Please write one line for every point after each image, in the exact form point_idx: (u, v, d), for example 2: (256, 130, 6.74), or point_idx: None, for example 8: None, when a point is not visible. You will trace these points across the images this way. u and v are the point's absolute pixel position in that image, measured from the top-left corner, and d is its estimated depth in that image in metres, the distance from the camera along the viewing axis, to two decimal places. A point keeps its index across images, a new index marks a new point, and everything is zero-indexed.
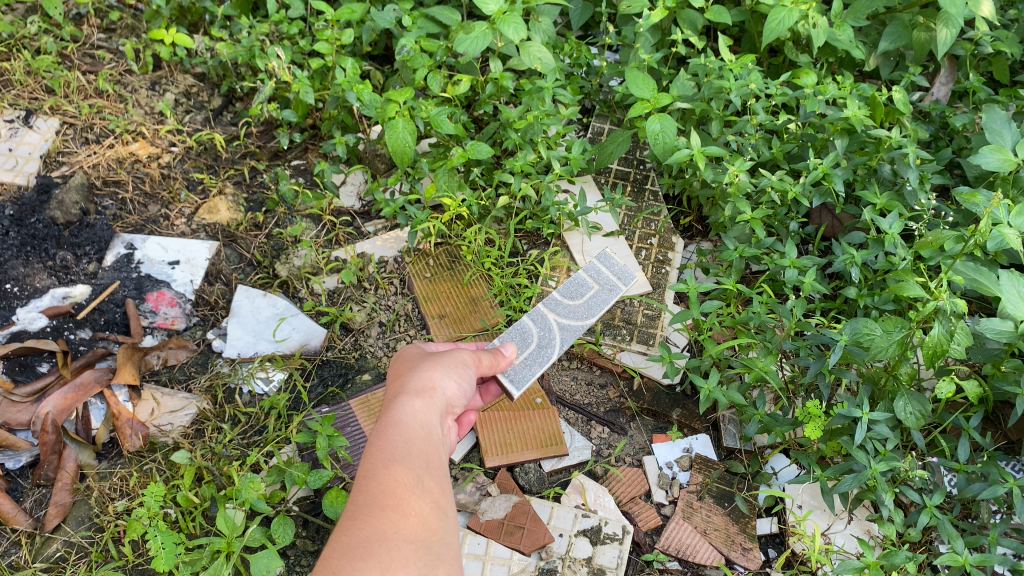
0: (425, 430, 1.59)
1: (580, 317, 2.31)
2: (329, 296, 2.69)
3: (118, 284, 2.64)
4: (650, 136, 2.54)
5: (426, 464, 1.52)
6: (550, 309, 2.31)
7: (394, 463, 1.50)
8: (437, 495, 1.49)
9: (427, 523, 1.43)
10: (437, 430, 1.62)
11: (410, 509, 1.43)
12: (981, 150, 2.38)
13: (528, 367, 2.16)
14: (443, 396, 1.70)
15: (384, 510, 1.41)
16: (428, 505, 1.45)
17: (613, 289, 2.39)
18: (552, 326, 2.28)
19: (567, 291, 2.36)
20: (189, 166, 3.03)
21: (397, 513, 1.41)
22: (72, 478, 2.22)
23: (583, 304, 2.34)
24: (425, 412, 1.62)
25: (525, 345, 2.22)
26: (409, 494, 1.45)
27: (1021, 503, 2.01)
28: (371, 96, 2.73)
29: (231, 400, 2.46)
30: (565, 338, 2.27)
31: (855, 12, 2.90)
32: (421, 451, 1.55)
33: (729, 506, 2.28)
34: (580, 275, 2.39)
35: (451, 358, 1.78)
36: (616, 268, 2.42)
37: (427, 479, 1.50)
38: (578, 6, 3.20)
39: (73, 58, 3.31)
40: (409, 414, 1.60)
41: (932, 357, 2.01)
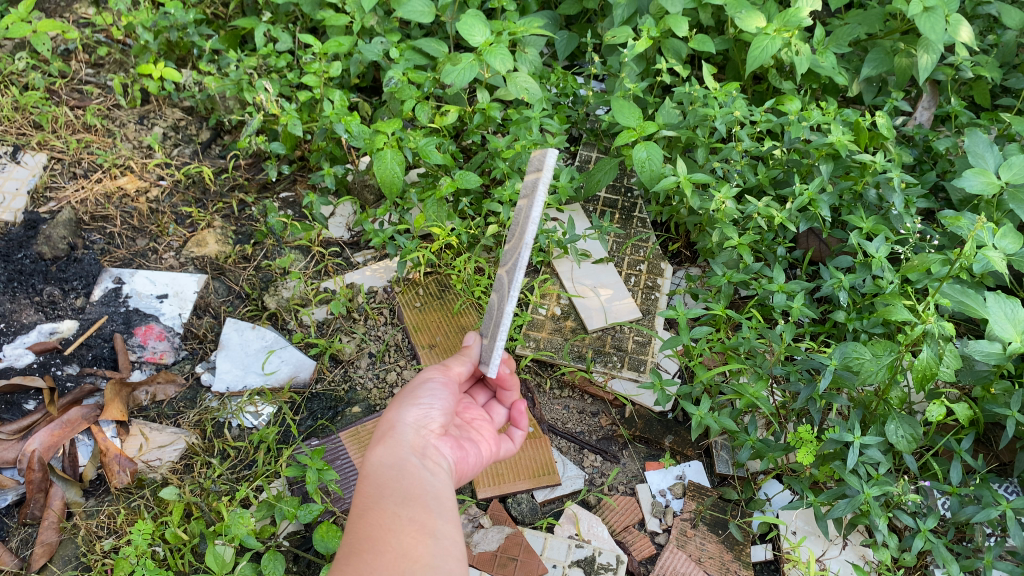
0: (397, 468, 1.61)
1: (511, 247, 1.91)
2: (318, 328, 2.69)
3: (106, 318, 2.63)
4: (637, 164, 2.56)
5: (402, 498, 1.53)
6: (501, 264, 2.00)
7: (369, 509, 1.51)
8: (417, 524, 1.48)
9: (407, 553, 1.42)
10: (413, 461, 1.64)
11: (388, 546, 1.43)
12: (965, 174, 2.41)
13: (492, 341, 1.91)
14: (407, 427, 1.73)
15: (360, 556, 1.42)
16: (406, 536, 1.45)
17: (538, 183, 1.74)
18: (501, 277, 1.97)
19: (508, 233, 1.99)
20: (178, 200, 3.03)
21: (373, 555, 1.42)
22: (58, 517, 2.20)
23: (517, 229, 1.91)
24: (391, 452, 1.65)
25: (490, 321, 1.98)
26: (385, 533, 1.46)
27: (1016, 526, 2.00)
28: (359, 127, 2.74)
29: (220, 434, 2.44)
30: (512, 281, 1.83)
31: (837, 39, 2.94)
32: (396, 489, 1.55)
33: (723, 533, 2.26)
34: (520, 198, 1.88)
35: (407, 390, 1.82)
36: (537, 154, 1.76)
37: (403, 511, 1.50)
38: (563, 36, 3.24)
39: (61, 94, 3.32)
40: (376, 461, 1.63)
41: (921, 380, 2.02)
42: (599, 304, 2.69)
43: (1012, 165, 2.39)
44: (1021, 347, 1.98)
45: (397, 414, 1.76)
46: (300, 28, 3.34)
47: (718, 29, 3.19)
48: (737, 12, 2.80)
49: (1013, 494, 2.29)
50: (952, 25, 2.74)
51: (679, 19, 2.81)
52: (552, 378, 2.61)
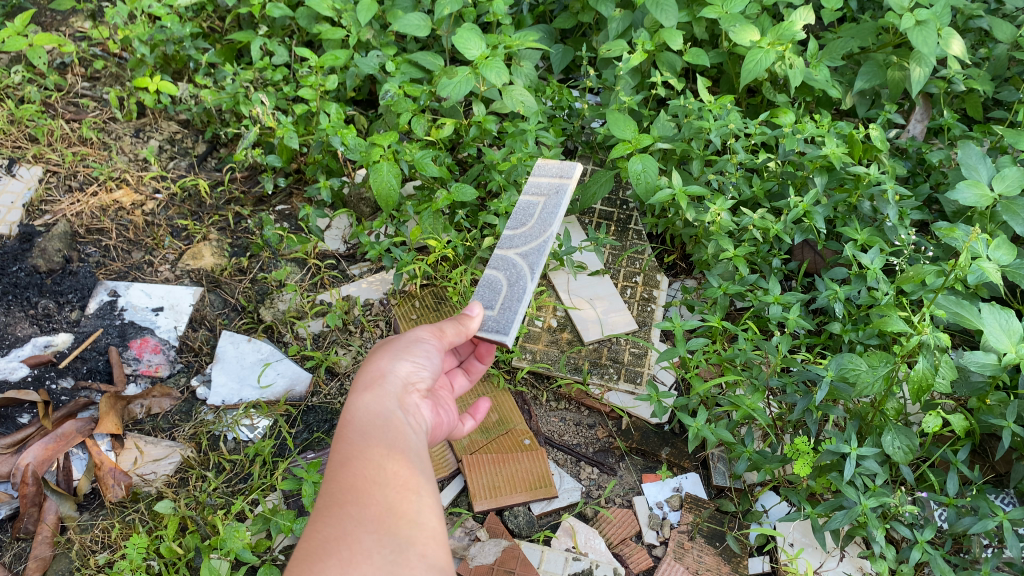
0: (382, 419, 1.54)
1: (539, 235, 2.31)
2: (315, 340, 2.68)
3: (101, 331, 2.62)
4: (632, 176, 2.57)
5: (387, 451, 1.45)
6: (506, 246, 2.30)
7: (352, 459, 1.43)
8: (403, 478, 1.40)
9: (392, 507, 1.34)
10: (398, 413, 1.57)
11: (371, 498, 1.35)
12: (958, 186, 2.43)
13: (510, 310, 2.12)
14: (396, 378, 1.66)
15: (343, 507, 1.34)
16: (391, 490, 1.37)
17: (561, 190, 2.39)
18: (515, 260, 2.27)
19: (516, 222, 2.36)
20: (173, 213, 3.03)
21: (356, 506, 1.34)
22: (52, 531, 2.18)
23: (536, 222, 2.34)
24: (377, 401, 1.58)
25: (498, 292, 2.18)
26: (369, 485, 1.37)
27: (1013, 537, 2.00)
28: (355, 140, 2.74)
29: (215, 447, 2.43)
30: (534, 262, 2.26)
31: (830, 53, 2.96)
32: (382, 440, 1.48)
33: (720, 546, 2.25)
34: (524, 200, 2.41)
35: (402, 340, 1.75)
36: (555, 172, 2.43)
37: (388, 464, 1.42)
38: (558, 49, 3.24)
39: (57, 107, 3.32)
40: (361, 407, 1.56)
41: (918, 392, 2.02)
42: (595, 316, 2.70)
43: (1005, 177, 2.42)
44: (1015, 358, 1.99)
45: (386, 361, 1.69)
46: (296, 41, 3.35)
47: (712, 42, 3.21)
48: (730, 26, 2.81)
49: (1009, 505, 2.27)
50: (944, 38, 2.76)
51: (674, 33, 2.83)
52: (548, 391, 2.61)
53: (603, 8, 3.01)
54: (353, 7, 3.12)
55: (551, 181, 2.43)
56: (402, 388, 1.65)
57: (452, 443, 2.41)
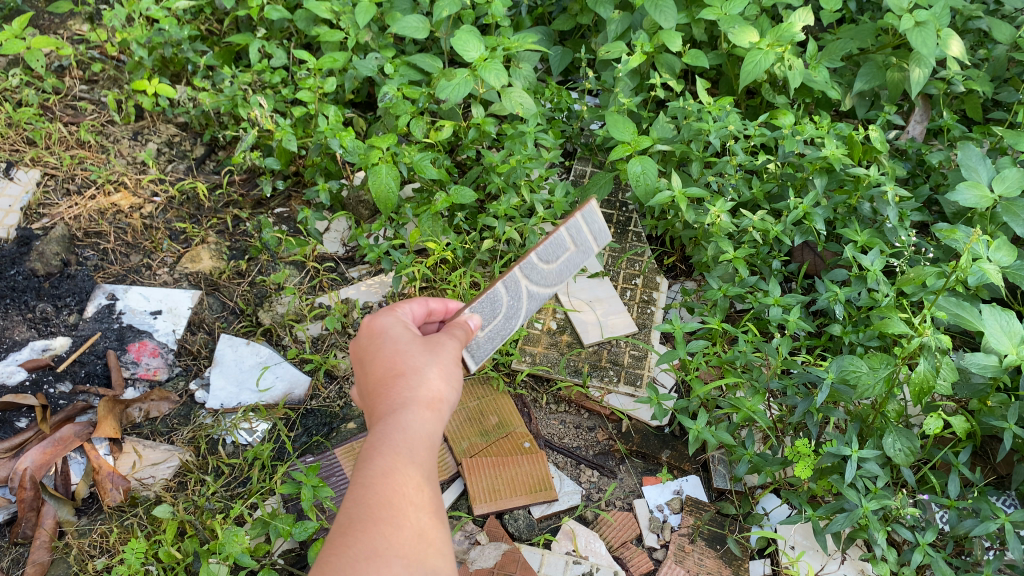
0: (432, 435, 1.38)
1: (549, 285, 2.18)
2: (314, 343, 2.69)
3: (99, 334, 2.61)
4: (632, 178, 2.56)
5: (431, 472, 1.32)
6: (527, 274, 2.10)
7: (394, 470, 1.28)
8: (438, 507, 1.29)
9: (426, 535, 1.23)
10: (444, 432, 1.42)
11: (409, 524, 1.23)
12: (958, 187, 2.43)
13: (490, 343, 2.07)
14: (453, 398, 1.47)
15: (378, 526, 1.21)
16: (428, 517, 1.25)
17: (585, 251, 2.25)
18: (521, 295, 2.12)
19: (544, 254, 2.15)
20: (172, 216, 3.02)
21: (392, 529, 1.21)
22: (50, 536, 2.16)
23: (556, 268, 2.19)
24: (433, 420, 1.40)
25: (494, 316, 2.05)
26: (409, 507, 1.24)
27: (1014, 540, 1.99)
28: (354, 142, 2.74)
29: (214, 451, 2.42)
30: (529, 308, 2.16)
31: (829, 54, 2.96)
32: (428, 459, 1.34)
33: (721, 549, 2.24)
34: (563, 235, 2.17)
35: (451, 348, 1.56)
36: (596, 228, 2.25)
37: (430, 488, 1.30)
38: (557, 51, 3.25)
39: (55, 110, 3.31)
40: (415, 421, 1.37)
41: (920, 394, 2.01)
42: (595, 319, 2.69)
43: (1005, 178, 2.41)
44: (1017, 360, 1.98)
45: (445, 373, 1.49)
46: (295, 44, 3.35)
47: (711, 44, 3.20)
48: (730, 27, 2.80)
49: (1011, 506, 2.26)
50: (943, 39, 2.76)
51: (672, 35, 2.82)
52: (548, 394, 2.61)
53: (602, 10, 3.00)
54: (351, 9, 3.11)
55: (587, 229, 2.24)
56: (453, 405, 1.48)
57: (452, 446, 2.40)
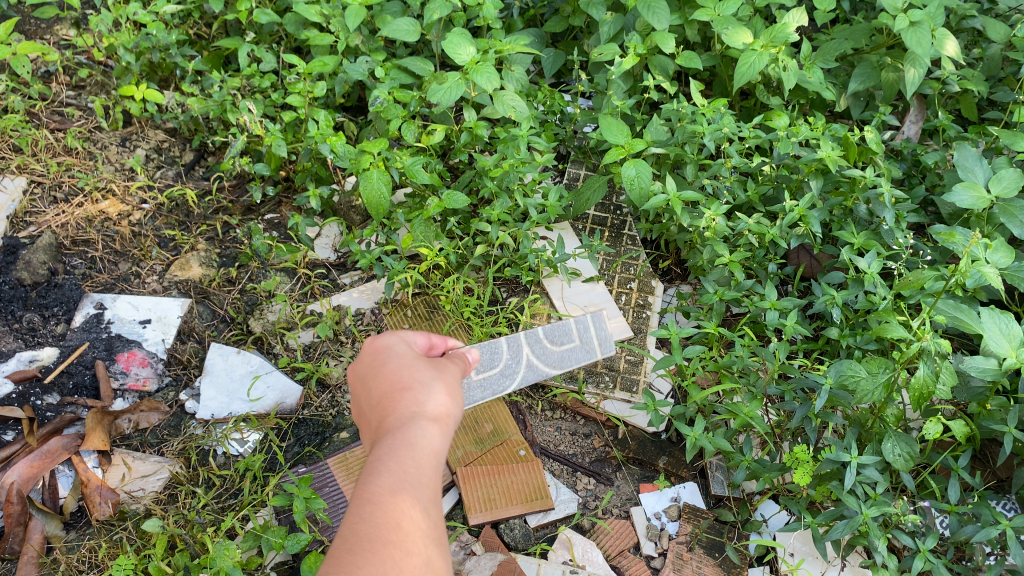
0: (438, 455, 1.37)
1: (549, 365, 2.38)
2: (305, 351, 2.65)
3: (87, 344, 2.57)
4: (626, 181, 2.52)
5: (434, 491, 1.29)
6: (530, 342, 2.35)
7: (402, 487, 1.25)
8: (443, 539, 1.25)
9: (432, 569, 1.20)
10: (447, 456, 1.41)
11: (417, 549, 1.19)
12: (954, 188, 2.40)
13: (480, 390, 2.23)
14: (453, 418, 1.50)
15: (388, 544, 1.17)
16: (437, 545, 1.22)
17: (592, 351, 2.46)
18: (521, 359, 2.34)
19: (553, 332, 2.40)
20: (161, 223, 2.99)
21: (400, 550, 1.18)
22: (37, 551, 2.12)
23: (558, 354, 2.40)
24: (442, 437, 1.40)
25: (490, 366, 2.28)
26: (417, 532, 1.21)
27: (1016, 546, 1.97)
28: (345, 147, 2.69)
29: (205, 462, 2.38)
30: (527, 377, 2.33)
31: (823, 56, 2.93)
32: (433, 481, 1.31)
33: (719, 556, 2.22)
34: (568, 326, 2.44)
35: (457, 373, 1.60)
36: (604, 334, 2.47)
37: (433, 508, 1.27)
38: (549, 54, 3.22)
39: (41, 117, 3.27)
40: (426, 436, 1.37)
41: (920, 399, 1.98)
42: (590, 323, 2.67)
43: (1001, 178, 2.39)
44: (1017, 363, 1.96)
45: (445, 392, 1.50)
46: (284, 47, 3.31)
47: (705, 45, 3.17)
48: (724, 28, 2.77)
49: (1011, 510, 2.25)
50: (938, 39, 2.74)
51: (666, 36, 2.80)
52: (543, 401, 2.57)
53: (594, 11, 2.98)
54: (341, 13, 3.08)
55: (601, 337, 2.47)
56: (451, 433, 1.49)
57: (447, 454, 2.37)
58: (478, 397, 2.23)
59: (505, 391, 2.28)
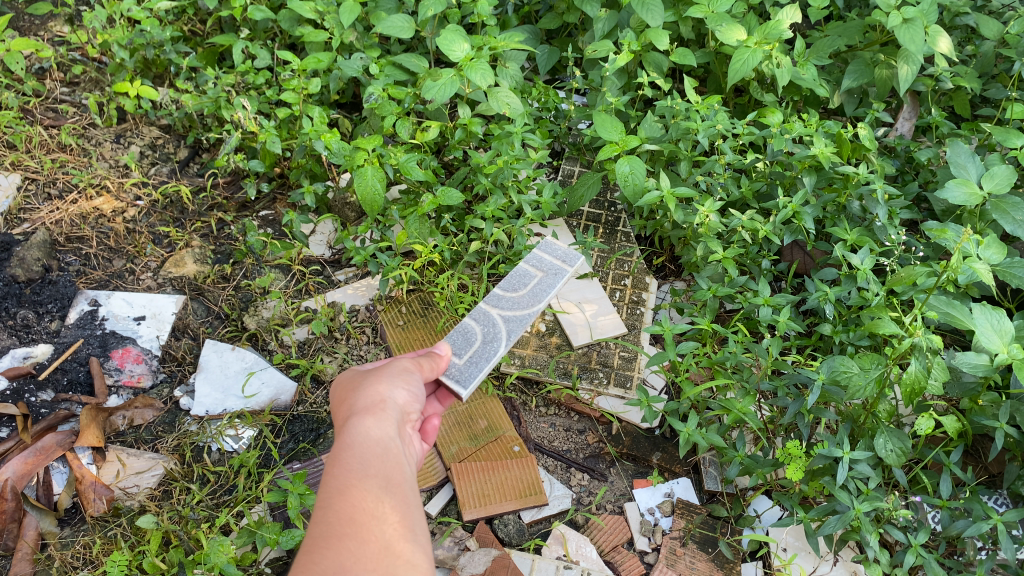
0: (383, 445, 1.49)
1: (525, 306, 2.34)
2: (300, 348, 2.66)
3: (82, 341, 2.57)
4: (620, 178, 2.53)
5: (382, 478, 1.40)
6: (493, 303, 2.34)
7: (347, 485, 1.37)
8: (399, 516, 1.35)
9: (391, 547, 1.29)
10: (398, 443, 1.52)
11: (370, 534, 1.30)
12: (947, 186, 2.41)
13: (474, 365, 2.16)
14: (396, 406, 1.62)
15: (340, 537, 1.28)
16: (391, 527, 1.32)
17: (558, 272, 2.42)
18: (495, 320, 2.31)
19: (508, 285, 2.40)
20: (155, 220, 2.99)
21: (354, 538, 1.29)
22: (32, 548, 2.13)
23: (527, 293, 2.38)
24: (380, 427, 1.53)
25: (470, 344, 2.23)
26: (368, 520, 1.32)
27: (1007, 540, 1.99)
28: (339, 144, 2.70)
29: (199, 459, 2.39)
30: (513, 329, 2.29)
31: (818, 51, 2.96)
32: (382, 470, 1.42)
33: (713, 551, 2.23)
34: (522, 267, 2.44)
35: (394, 369, 1.73)
36: (559, 254, 2.46)
37: (382, 494, 1.38)
38: (544, 50, 3.22)
39: (35, 113, 3.26)
40: (362, 431, 1.50)
41: (911, 394, 1.99)
42: (584, 320, 2.68)
43: (995, 175, 2.39)
44: (1008, 359, 1.96)
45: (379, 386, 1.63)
46: (279, 44, 3.31)
47: (699, 42, 3.18)
48: (718, 25, 2.78)
49: (1003, 505, 2.27)
50: (931, 36, 2.74)
51: (660, 33, 2.80)
52: (537, 397, 2.57)
53: (588, 8, 2.98)
54: (336, 9, 3.09)
55: (554, 261, 2.45)
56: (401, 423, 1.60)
57: (441, 450, 2.38)
58: (484, 371, 2.15)
59: (499, 356, 2.23)
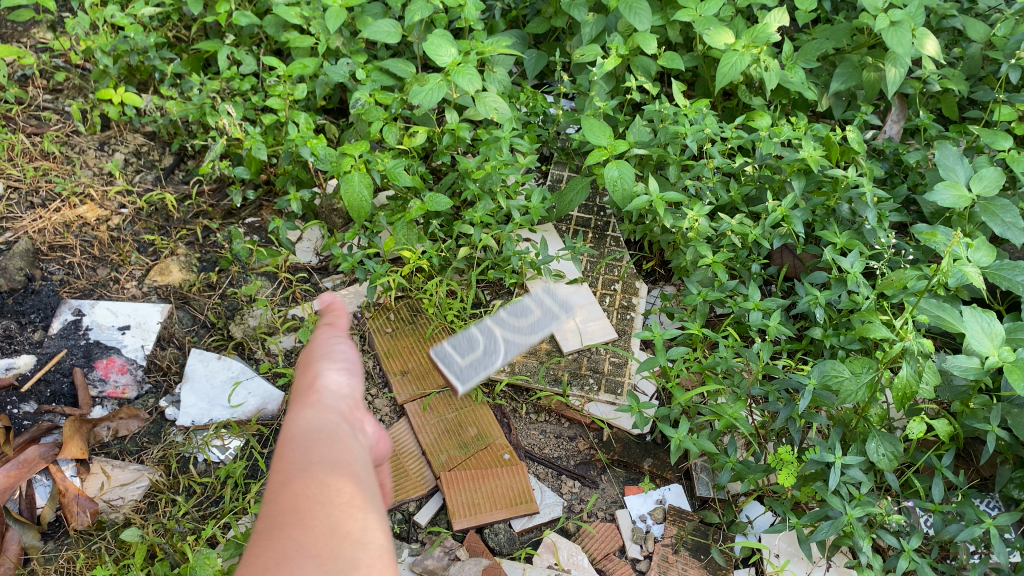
0: (328, 431, 1.11)
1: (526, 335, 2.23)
2: (287, 356, 2.64)
3: (65, 352, 2.53)
4: (608, 183, 2.51)
5: (330, 461, 1.04)
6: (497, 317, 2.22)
7: (283, 477, 1.00)
8: (352, 493, 1.00)
9: (338, 535, 0.94)
10: (347, 427, 1.15)
11: (311, 522, 0.94)
12: (936, 188, 2.40)
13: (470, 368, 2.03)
14: None
15: (278, 533, 0.92)
16: (336, 511, 0.97)
17: (555, 316, 2.35)
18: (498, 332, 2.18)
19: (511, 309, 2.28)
20: (140, 228, 2.96)
21: (299, 530, 0.93)
22: (15, 563, 2.08)
23: (529, 323, 2.27)
24: None
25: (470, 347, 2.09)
26: (307, 505, 0.96)
27: (1000, 544, 1.98)
28: (326, 150, 2.67)
29: (185, 469, 2.36)
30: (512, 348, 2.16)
31: (805, 54, 2.94)
32: (329, 455, 1.05)
33: (705, 558, 2.21)
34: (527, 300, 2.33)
35: None
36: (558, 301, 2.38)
37: (331, 479, 1.01)
38: (532, 55, 3.22)
39: (17, 120, 3.21)
40: None
41: (902, 399, 1.97)
42: (574, 326, 2.66)
43: (982, 178, 2.38)
44: (998, 361, 1.95)
45: (336, 341, 1.34)
46: (265, 50, 3.29)
47: (686, 45, 3.18)
48: (705, 29, 2.77)
49: (995, 509, 2.25)
50: (918, 38, 2.74)
51: (647, 37, 2.79)
52: (528, 404, 2.56)
53: (576, 13, 2.97)
54: (322, 14, 3.07)
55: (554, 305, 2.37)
56: (353, 403, 1.22)
57: (430, 459, 2.36)
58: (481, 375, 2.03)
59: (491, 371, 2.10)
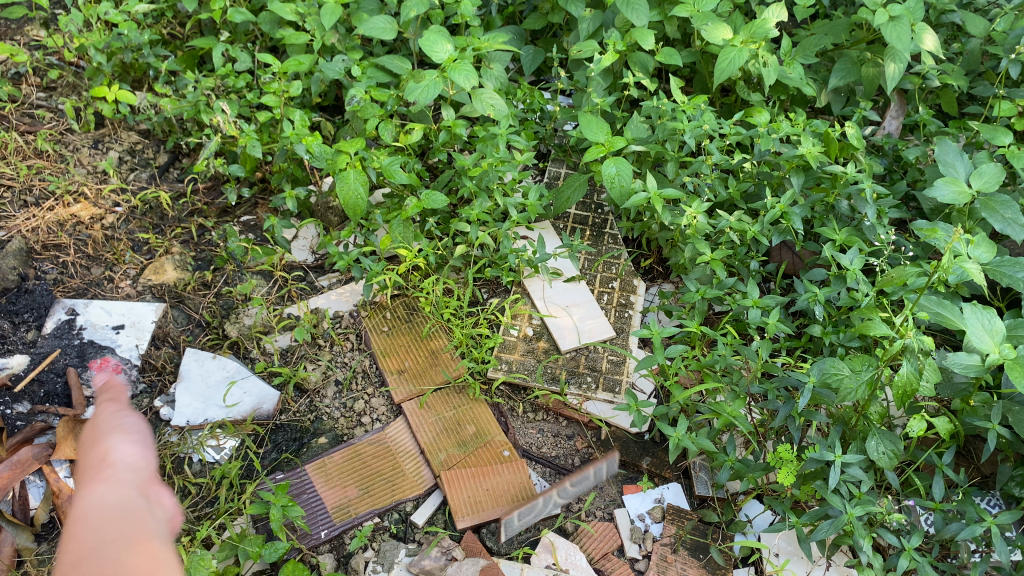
0: (120, 509, 1.09)
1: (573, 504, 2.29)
2: (282, 355, 2.61)
3: (59, 351, 2.51)
4: (606, 179, 2.49)
5: (122, 540, 1.02)
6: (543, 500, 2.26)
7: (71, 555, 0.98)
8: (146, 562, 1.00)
9: None
10: (143, 502, 1.13)
11: None
12: (936, 184, 2.38)
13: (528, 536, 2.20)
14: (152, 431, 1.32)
15: None
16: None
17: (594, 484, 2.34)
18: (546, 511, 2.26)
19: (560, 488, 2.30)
20: (134, 226, 2.93)
21: None
22: (8, 565, 2.08)
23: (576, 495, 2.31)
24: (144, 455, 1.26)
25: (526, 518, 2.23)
26: None
27: (1001, 543, 1.96)
28: (321, 147, 2.64)
29: (180, 470, 2.34)
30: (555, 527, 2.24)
31: (804, 50, 2.94)
32: (119, 533, 1.04)
33: (704, 558, 2.20)
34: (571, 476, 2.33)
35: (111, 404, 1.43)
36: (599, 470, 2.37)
37: (122, 555, 1.00)
38: (529, 51, 3.19)
39: (11, 119, 3.19)
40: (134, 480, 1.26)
41: (903, 396, 1.95)
42: (572, 324, 2.64)
43: (982, 173, 2.36)
44: (999, 358, 1.93)
45: (123, 415, 1.37)
46: (260, 47, 3.27)
47: (683, 41, 3.16)
48: (703, 24, 2.75)
49: (995, 507, 2.23)
50: (918, 33, 2.72)
51: (645, 33, 2.77)
52: (525, 402, 2.53)
53: (573, 8, 2.95)
54: (317, 11, 3.05)
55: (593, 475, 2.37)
56: (148, 474, 1.20)
57: (429, 458, 2.36)
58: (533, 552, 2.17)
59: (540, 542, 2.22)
